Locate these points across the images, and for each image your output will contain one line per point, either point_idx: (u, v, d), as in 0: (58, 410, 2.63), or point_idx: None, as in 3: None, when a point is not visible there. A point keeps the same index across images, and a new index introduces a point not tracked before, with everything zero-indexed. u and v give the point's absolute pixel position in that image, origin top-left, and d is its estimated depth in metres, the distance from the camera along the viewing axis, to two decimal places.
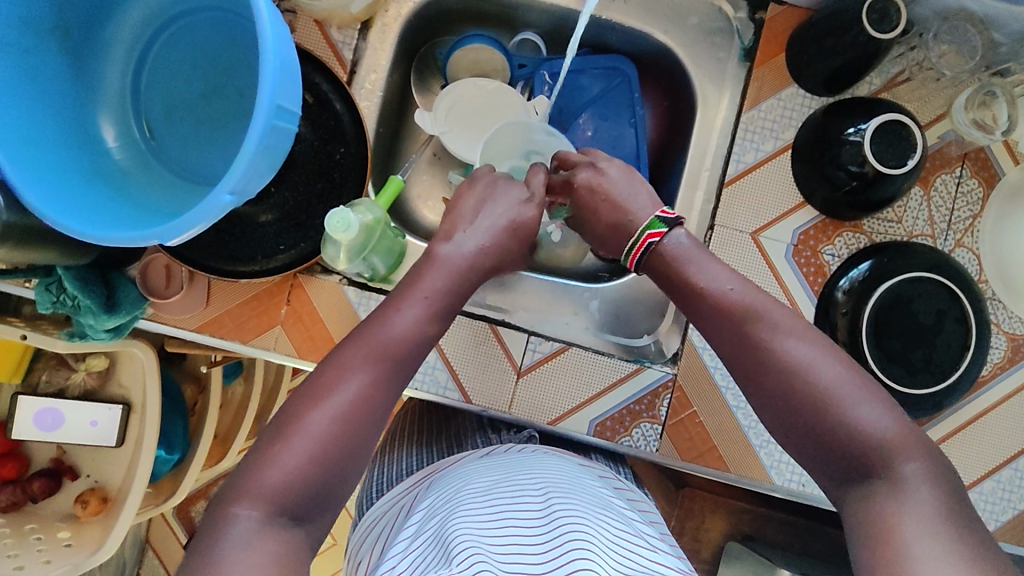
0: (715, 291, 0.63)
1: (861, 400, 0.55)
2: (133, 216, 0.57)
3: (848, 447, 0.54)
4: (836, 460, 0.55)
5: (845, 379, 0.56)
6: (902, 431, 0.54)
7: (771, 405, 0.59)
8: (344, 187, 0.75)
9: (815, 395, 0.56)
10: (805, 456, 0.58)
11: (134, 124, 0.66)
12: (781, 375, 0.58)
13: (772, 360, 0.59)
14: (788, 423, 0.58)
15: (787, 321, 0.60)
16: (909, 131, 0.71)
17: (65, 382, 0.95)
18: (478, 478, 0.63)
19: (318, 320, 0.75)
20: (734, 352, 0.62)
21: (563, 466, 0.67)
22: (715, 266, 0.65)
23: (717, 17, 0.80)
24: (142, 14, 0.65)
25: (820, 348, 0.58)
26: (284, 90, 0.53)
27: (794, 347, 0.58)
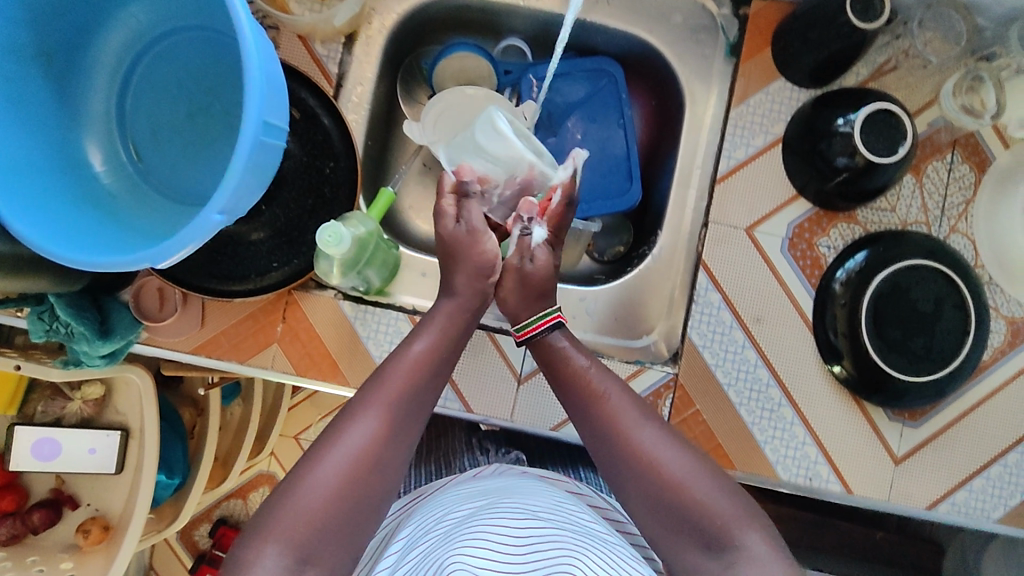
0: (581, 377, 0.66)
1: (704, 481, 0.58)
2: (125, 240, 0.57)
3: (697, 523, 0.56)
4: (681, 530, 0.56)
5: (685, 461, 0.59)
6: (745, 510, 0.56)
7: (625, 491, 0.60)
8: (336, 202, 0.75)
9: (656, 477, 0.58)
10: (663, 536, 0.58)
11: (121, 146, 0.65)
12: (627, 456, 0.60)
13: (623, 444, 0.61)
14: (640, 500, 0.59)
15: (636, 408, 0.63)
16: (898, 119, 0.71)
17: (61, 411, 0.93)
18: (457, 505, 0.64)
19: (315, 337, 0.75)
20: (596, 441, 0.63)
21: (543, 488, 0.69)
22: (577, 357, 0.68)
23: (701, 15, 0.81)
24: (123, 37, 0.64)
25: (663, 433, 0.61)
26: (271, 111, 0.53)
27: (640, 434, 0.61)
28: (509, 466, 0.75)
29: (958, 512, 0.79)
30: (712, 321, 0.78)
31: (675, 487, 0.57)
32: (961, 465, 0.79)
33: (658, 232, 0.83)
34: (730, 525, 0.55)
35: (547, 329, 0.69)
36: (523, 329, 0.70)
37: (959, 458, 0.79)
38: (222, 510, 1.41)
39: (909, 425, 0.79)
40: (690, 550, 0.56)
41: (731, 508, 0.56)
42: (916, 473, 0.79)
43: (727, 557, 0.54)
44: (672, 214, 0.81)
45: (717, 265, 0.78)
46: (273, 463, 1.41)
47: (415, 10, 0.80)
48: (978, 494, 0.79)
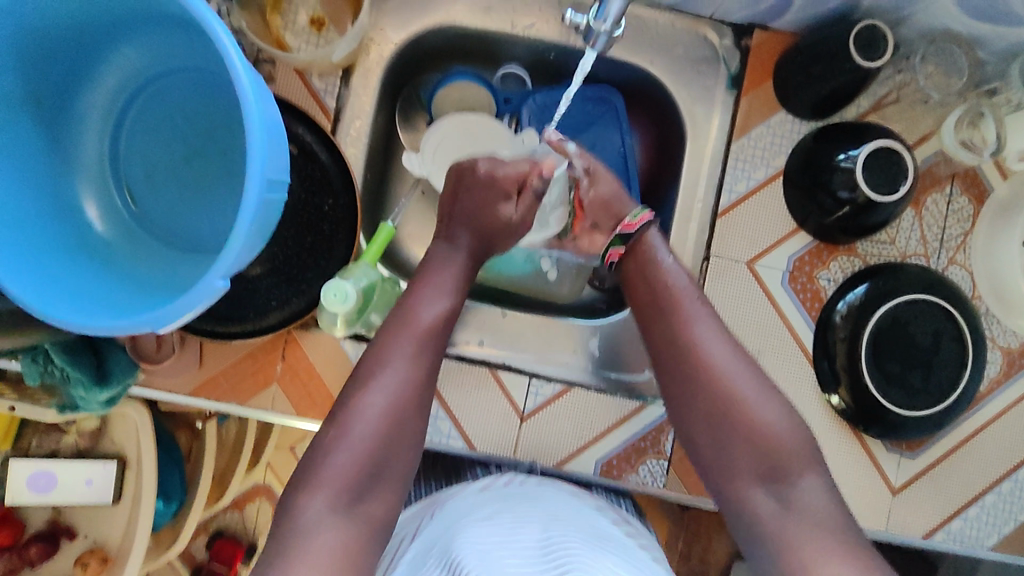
0: (654, 282, 0.70)
1: (762, 400, 0.64)
2: (123, 293, 0.55)
3: (751, 442, 0.63)
4: (746, 459, 0.62)
5: (753, 385, 0.65)
6: (801, 441, 0.63)
7: (690, 399, 0.66)
8: (336, 239, 0.74)
9: (721, 385, 0.65)
10: (718, 449, 0.64)
11: (115, 190, 0.63)
12: (703, 367, 0.65)
13: (691, 348, 0.67)
14: (704, 407, 0.65)
15: (710, 324, 0.68)
16: (900, 156, 0.71)
17: (56, 444, 0.94)
18: (483, 507, 0.65)
19: (315, 375, 0.74)
20: (667, 343, 0.68)
21: (564, 501, 0.69)
22: (666, 257, 0.71)
23: (703, 45, 0.80)
24: (116, 78, 0.61)
25: (733, 349, 0.67)
26: (274, 167, 0.52)
27: (709, 343, 0.66)
28: (521, 475, 0.74)
29: (954, 540, 0.80)
30: None
31: (743, 408, 0.64)
32: (956, 495, 0.80)
33: None
34: (788, 460, 0.62)
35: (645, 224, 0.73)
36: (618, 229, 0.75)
37: (954, 488, 0.80)
38: (220, 522, 1.41)
39: (906, 455, 0.80)
40: (746, 477, 0.62)
41: (790, 436, 0.63)
42: (913, 502, 0.80)
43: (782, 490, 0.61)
44: (674, 246, 0.81)
45: (718, 299, 0.78)
46: (269, 476, 1.40)
47: (413, 41, 0.78)
48: (973, 522, 0.80)
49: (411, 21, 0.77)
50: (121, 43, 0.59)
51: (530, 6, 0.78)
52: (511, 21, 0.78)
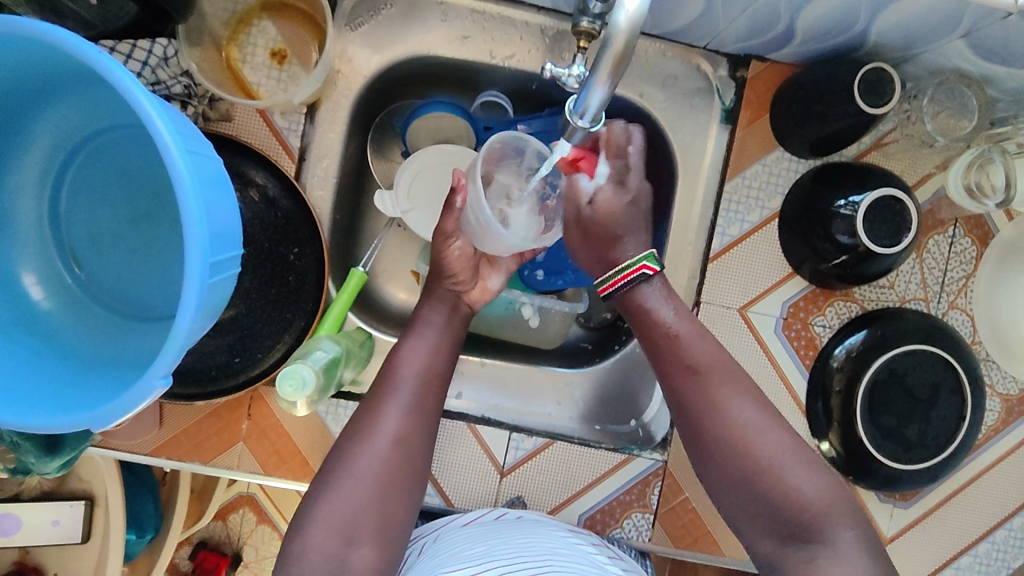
0: (670, 342, 0.62)
1: (798, 465, 0.56)
2: (66, 378, 0.51)
3: (781, 511, 0.55)
4: (767, 522, 0.55)
5: (779, 442, 0.57)
6: (839, 504, 0.54)
7: (713, 467, 0.58)
8: (302, 291, 0.69)
9: (749, 453, 0.56)
10: (754, 519, 0.56)
11: (58, 255, 0.58)
12: (724, 432, 0.58)
13: (717, 417, 0.58)
14: (726, 475, 0.57)
15: (729, 378, 0.60)
16: (904, 206, 0.67)
17: (18, 487, 0.89)
18: (473, 545, 0.61)
19: (283, 433, 0.70)
20: (686, 407, 0.60)
21: (566, 542, 0.64)
22: (666, 313, 0.64)
23: (696, 76, 0.75)
24: (54, 135, 0.56)
25: (762, 412, 0.58)
26: (219, 248, 0.48)
27: (737, 409, 0.58)
28: (526, 512, 0.70)
29: None
30: None
31: (767, 471, 0.55)
32: (949, 544, 0.78)
33: None
34: (822, 522, 0.54)
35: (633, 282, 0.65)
36: (607, 283, 0.67)
37: (947, 537, 0.78)
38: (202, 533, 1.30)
39: (899, 505, 0.77)
40: (772, 539, 0.55)
41: (828, 499, 0.54)
42: (906, 552, 0.78)
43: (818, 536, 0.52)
44: None
45: None
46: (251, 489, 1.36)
47: (385, 71, 0.72)
48: (965, 571, 0.78)
49: (381, 51, 0.71)
50: (56, 100, 0.54)
51: (510, 36, 0.72)
52: (490, 51, 0.72)
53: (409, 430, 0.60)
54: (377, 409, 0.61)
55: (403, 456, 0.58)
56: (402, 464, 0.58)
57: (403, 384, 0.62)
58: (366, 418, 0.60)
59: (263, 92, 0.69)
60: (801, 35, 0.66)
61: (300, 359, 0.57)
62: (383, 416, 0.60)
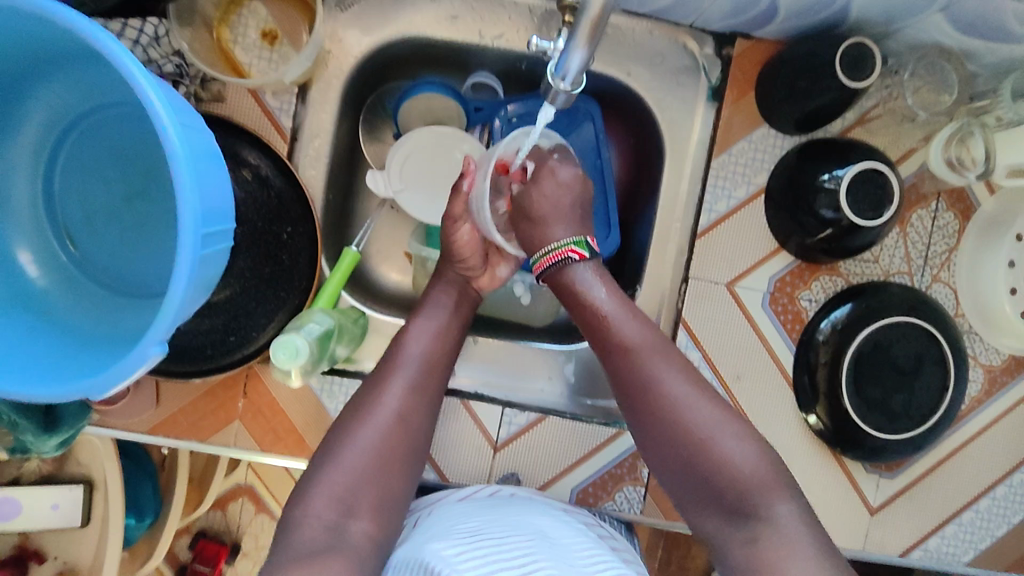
0: (600, 322, 0.64)
1: (727, 437, 0.57)
2: (63, 352, 0.52)
3: (715, 483, 0.56)
4: (704, 493, 0.57)
5: (710, 415, 0.58)
6: (772, 471, 0.56)
7: (650, 443, 0.60)
8: (296, 270, 0.70)
9: (678, 427, 0.58)
10: (689, 490, 0.58)
11: (53, 234, 0.59)
12: (657, 407, 0.59)
13: (647, 394, 0.60)
14: (662, 449, 0.59)
15: (661, 353, 0.61)
16: (886, 179, 0.68)
17: (18, 471, 0.91)
18: (467, 519, 0.62)
19: (279, 411, 0.71)
20: (622, 386, 0.62)
21: (558, 522, 0.65)
22: (596, 292, 0.65)
23: (682, 55, 0.76)
24: (47, 115, 0.57)
25: (691, 384, 0.60)
26: (210, 222, 0.49)
27: (667, 384, 0.59)
28: (520, 489, 0.71)
29: (932, 558, 0.80)
30: None
31: (698, 445, 0.57)
32: (935, 513, 0.80)
33: (637, 283, 0.80)
34: (756, 493, 0.55)
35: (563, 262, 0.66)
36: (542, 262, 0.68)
37: (933, 507, 0.80)
38: (201, 522, 1.31)
39: (885, 476, 0.79)
40: (712, 512, 0.57)
41: (759, 469, 0.56)
42: (892, 522, 0.79)
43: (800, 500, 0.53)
44: (653, 266, 0.78)
45: (697, 321, 0.76)
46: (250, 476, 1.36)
47: (375, 52, 0.73)
48: (950, 540, 0.80)
49: (371, 32, 0.72)
50: (49, 79, 0.54)
51: (498, 16, 0.73)
52: (479, 31, 0.73)
53: (402, 403, 0.61)
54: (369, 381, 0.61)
55: (396, 427, 0.60)
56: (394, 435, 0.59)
57: (396, 358, 0.63)
58: (361, 391, 0.61)
59: (254, 73, 0.70)
60: (784, 11, 0.67)
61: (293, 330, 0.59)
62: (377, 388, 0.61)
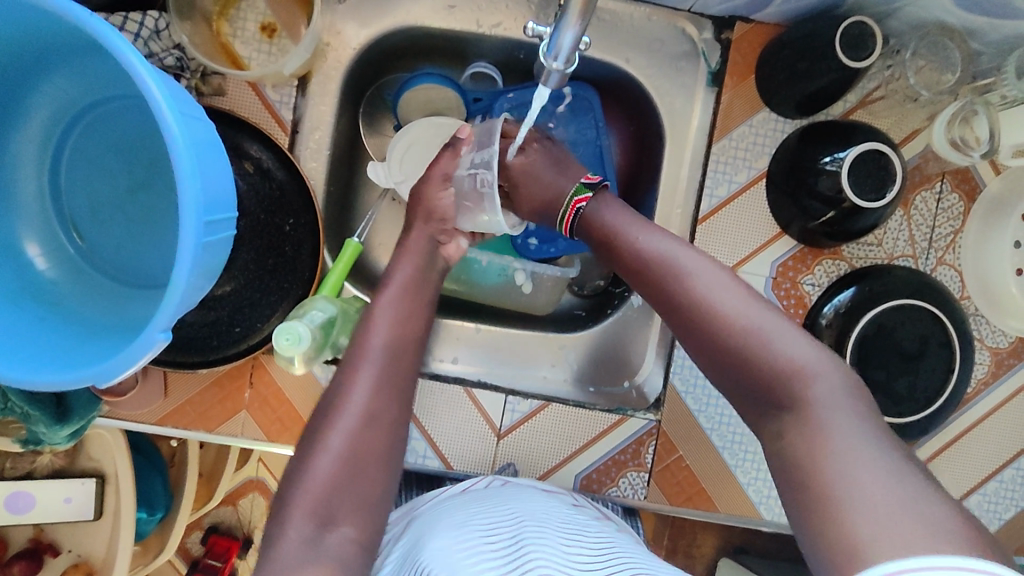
0: (623, 238, 0.64)
1: (759, 323, 0.54)
2: (69, 340, 0.53)
3: (759, 376, 0.53)
4: (753, 392, 0.54)
5: (746, 308, 0.55)
6: (814, 353, 0.52)
7: (692, 348, 0.58)
8: (300, 261, 0.71)
9: (707, 317, 0.56)
10: (738, 387, 0.55)
11: (59, 227, 0.60)
12: (687, 310, 0.58)
13: (677, 295, 0.58)
14: (702, 352, 0.57)
15: (691, 257, 0.60)
16: (888, 160, 0.68)
17: (31, 465, 0.92)
18: (467, 514, 0.63)
19: (285, 401, 0.72)
20: (653, 297, 0.61)
21: (553, 507, 0.66)
22: (616, 219, 0.66)
23: (682, 40, 0.76)
24: (51, 108, 0.58)
25: (725, 279, 0.58)
26: (213, 211, 0.49)
27: (698, 279, 0.58)
28: (516, 479, 0.72)
29: None
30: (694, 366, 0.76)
31: (733, 339, 0.55)
32: None
33: None
34: (800, 376, 0.51)
35: (580, 207, 0.68)
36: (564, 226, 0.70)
37: None
38: (212, 517, 1.32)
39: None
40: (764, 409, 0.53)
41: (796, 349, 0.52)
42: None
43: (794, 410, 0.50)
44: None
45: None
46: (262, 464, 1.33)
47: (375, 43, 0.74)
48: None
49: (371, 23, 0.72)
50: (53, 71, 0.55)
51: (496, 5, 0.73)
52: (477, 20, 0.73)
53: None
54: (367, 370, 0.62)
55: None
56: None
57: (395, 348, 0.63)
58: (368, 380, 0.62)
59: (253, 66, 0.70)
60: None
61: (296, 318, 0.60)
62: (370, 379, 0.62)
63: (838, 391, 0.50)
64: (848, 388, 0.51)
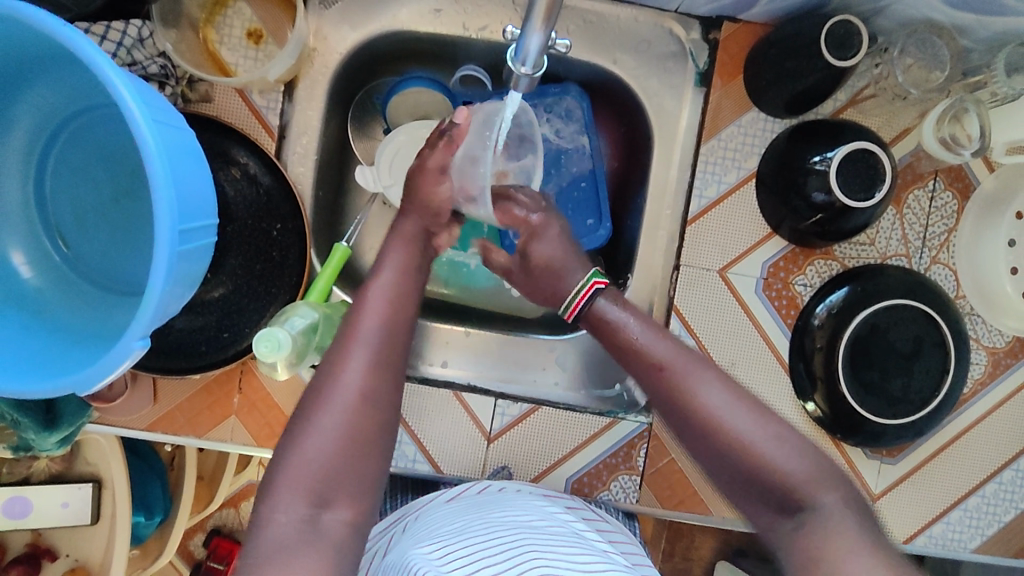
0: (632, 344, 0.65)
1: (773, 441, 0.56)
2: (51, 350, 0.53)
3: (769, 489, 0.55)
4: (759, 495, 0.56)
5: (754, 422, 0.57)
6: (820, 468, 0.55)
7: (696, 452, 0.59)
8: (287, 265, 0.71)
9: (731, 442, 0.57)
10: (743, 495, 0.57)
11: (45, 236, 0.60)
12: (694, 421, 0.59)
13: (688, 406, 0.59)
14: (709, 459, 0.58)
15: (698, 366, 0.61)
16: (877, 160, 0.67)
17: (27, 470, 0.92)
18: (452, 521, 0.63)
19: (274, 405, 0.72)
20: (658, 402, 0.62)
21: (541, 511, 0.65)
22: (629, 322, 0.66)
23: (669, 40, 0.75)
24: (34, 118, 0.58)
25: (733, 390, 0.59)
26: (188, 219, 0.49)
27: (708, 392, 0.59)
28: (507, 483, 0.71)
29: (935, 544, 0.78)
30: None
31: (745, 451, 0.56)
32: (939, 499, 0.78)
33: (630, 272, 0.79)
34: (811, 491, 0.54)
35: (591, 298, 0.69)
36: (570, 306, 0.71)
37: (938, 493, 0.78)
38: (213, 521, 1.33)
39: (886, 461, 0.78)
40: (767, 512, 0.56)
41: (811, 466, 0.55)
42: (895, 509, 0.78)
43: (802, 518, 0.53)
44: (644, 254, 0.78)
45: (691, 308, 0.75)
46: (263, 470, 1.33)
47: (361, 47, 0.74)
48: (955, 526, 0.78)
49: (357, 27, 0.72)
50: (35, 81, 0.56)
51: (482, 8, 0.73)
52: (463, 24, 0.73)
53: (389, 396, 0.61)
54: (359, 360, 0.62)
55: (382, 411, 0.60)
56: (384, 426, 0.60)
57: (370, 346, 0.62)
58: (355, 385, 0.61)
59: (240, 72, 0.71)
60: None
61: (278, 325, 0.60)
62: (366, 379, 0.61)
63: (845, 506, 0.53)
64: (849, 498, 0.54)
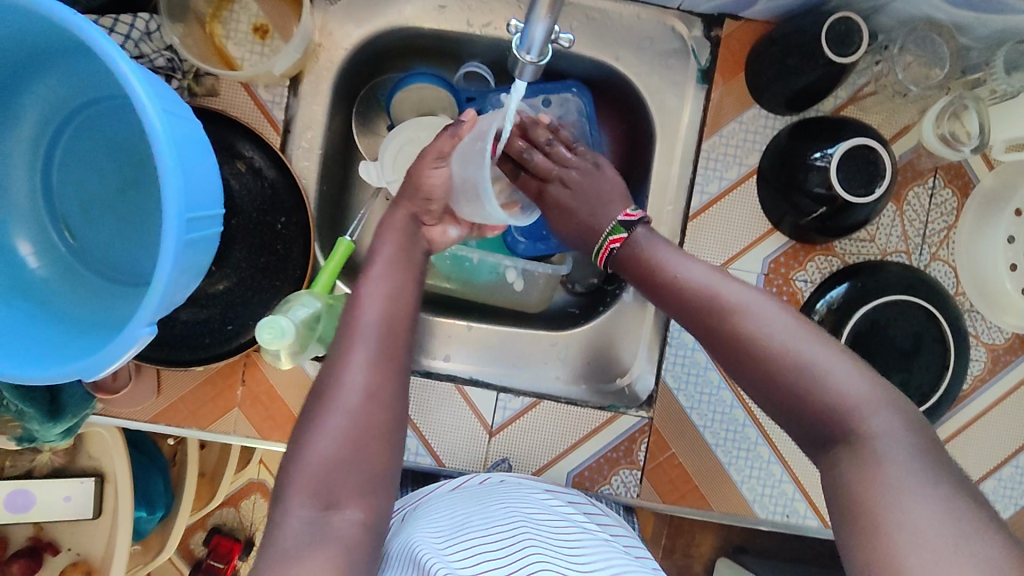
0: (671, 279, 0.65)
1: (824, 362, 0.54)
2: (57, 338, 0.53)
3: (820, 413, 0.53)
4: (809, 424, 0.54)
5: (808, 344, 0.56)
6: (875, 389, 0.52)
7: (748, 380, 0.58)
8: (290, 259, 0.71)
9: (777, 366, 0.56)
10: (796, 420, 0.55)
11: (51, 226, 0.61)
12: (740, 346, 0.58)
13: (732, 333, 0.59)
14: (759, 385, 0.57)
15: (750, 295, 0.60)
16: (877, 156, 0.68)
17: (29, 464, 0.92)
18: (453, 513, 0.63)
19: (277, 398, 0.72)
20: (703, 329, 0.62)
21: (542, 504, 0.66)
22: (669, 256, 0.66)
23: (671, 38, 0.76)
24: (43, 109, 0.59)
25: (785, 316, 0.58)
26: (195, 209, 0.49)
27: (758, 317, 0.58)
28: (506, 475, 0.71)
29: None
30: (687, 361, 0.76)
31: (796, 373, 0.55)
32: None
33: None
34: (863, 409, 0.52)
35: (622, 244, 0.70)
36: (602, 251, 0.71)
37: None
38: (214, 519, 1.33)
39: None
40: (821, 443, 0.54)
41: (864, 387, 0.52)
42: None
43: (854, 442, 0.51)
44: None
45: None
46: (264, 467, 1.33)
47: (365, 43, 0.74)
48: None
49: (362, 23, 0.73)
50: (44, 72, 0.56)
51: (486, 4, 0.74)
52: (467, 20, 0.74)
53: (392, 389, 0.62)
54: (362, 353, 0.62)
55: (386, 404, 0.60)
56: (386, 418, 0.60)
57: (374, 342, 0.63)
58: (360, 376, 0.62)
59: (245, 66, 0.71)
60: None
61: (282, 314, 0.61)
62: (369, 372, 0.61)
63: (902, 424, 0.51)
64: (906, 420, 0.51)
